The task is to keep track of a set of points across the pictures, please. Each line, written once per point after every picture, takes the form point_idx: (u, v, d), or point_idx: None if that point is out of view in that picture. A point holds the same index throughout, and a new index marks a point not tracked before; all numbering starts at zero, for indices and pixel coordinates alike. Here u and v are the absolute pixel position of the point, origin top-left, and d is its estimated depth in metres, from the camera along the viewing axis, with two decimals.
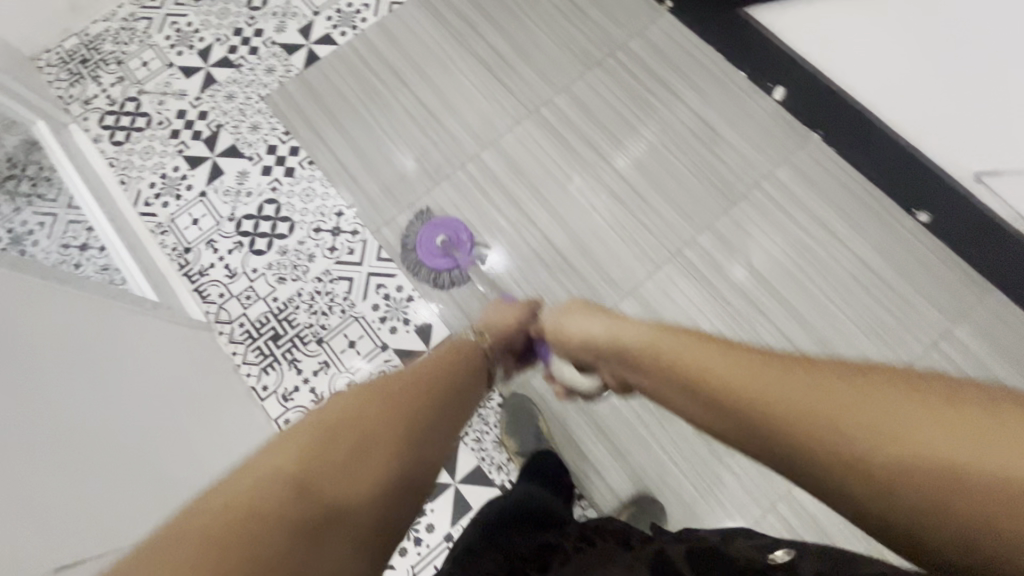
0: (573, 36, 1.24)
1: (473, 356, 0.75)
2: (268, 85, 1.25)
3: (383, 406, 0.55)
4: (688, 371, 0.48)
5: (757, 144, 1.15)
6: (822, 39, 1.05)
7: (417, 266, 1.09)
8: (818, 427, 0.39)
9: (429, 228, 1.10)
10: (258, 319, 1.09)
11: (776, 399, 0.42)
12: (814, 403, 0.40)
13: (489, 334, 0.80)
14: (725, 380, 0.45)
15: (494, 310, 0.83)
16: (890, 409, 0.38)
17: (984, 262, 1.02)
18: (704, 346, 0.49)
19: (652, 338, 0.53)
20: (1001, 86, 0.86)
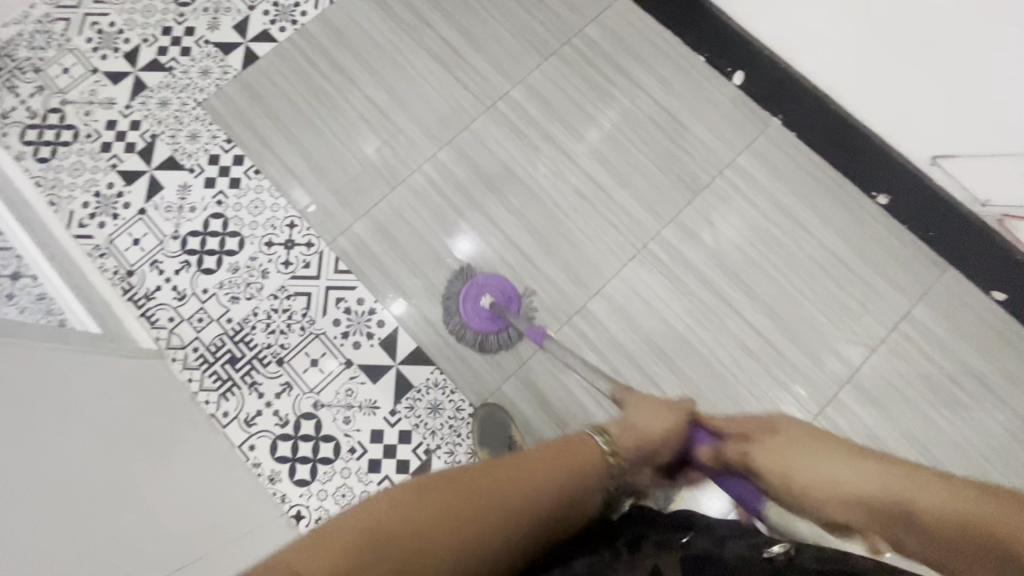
0: (527, 24, 1.19)
1: (593, 463, 0.64)
2: (205, 89, 1.17)
3: (470, 500, 0.52)
4: (833, 490, 0.54)
5: (719, 131, 1.13)
6: (777, 23, 1.04)
7: (463, 332, 1.02)
8: (952, 519, 0.46)
9: (473, 289, 1.03)
10: (212, 342, 1.03)
11: (910, 502, 0.49)
12: (941, 501, 0.47)
13: (624, 452, 0.67)
14: (858, 487, 0.52)
15: (634, 407, 0.73)
16: (1002, 512, 0.44)
17: (942, 242, 1.03)
18: (830, 450, 0.57)
19: (789, 451, 0.59)
20: (950, 69, 0.86)
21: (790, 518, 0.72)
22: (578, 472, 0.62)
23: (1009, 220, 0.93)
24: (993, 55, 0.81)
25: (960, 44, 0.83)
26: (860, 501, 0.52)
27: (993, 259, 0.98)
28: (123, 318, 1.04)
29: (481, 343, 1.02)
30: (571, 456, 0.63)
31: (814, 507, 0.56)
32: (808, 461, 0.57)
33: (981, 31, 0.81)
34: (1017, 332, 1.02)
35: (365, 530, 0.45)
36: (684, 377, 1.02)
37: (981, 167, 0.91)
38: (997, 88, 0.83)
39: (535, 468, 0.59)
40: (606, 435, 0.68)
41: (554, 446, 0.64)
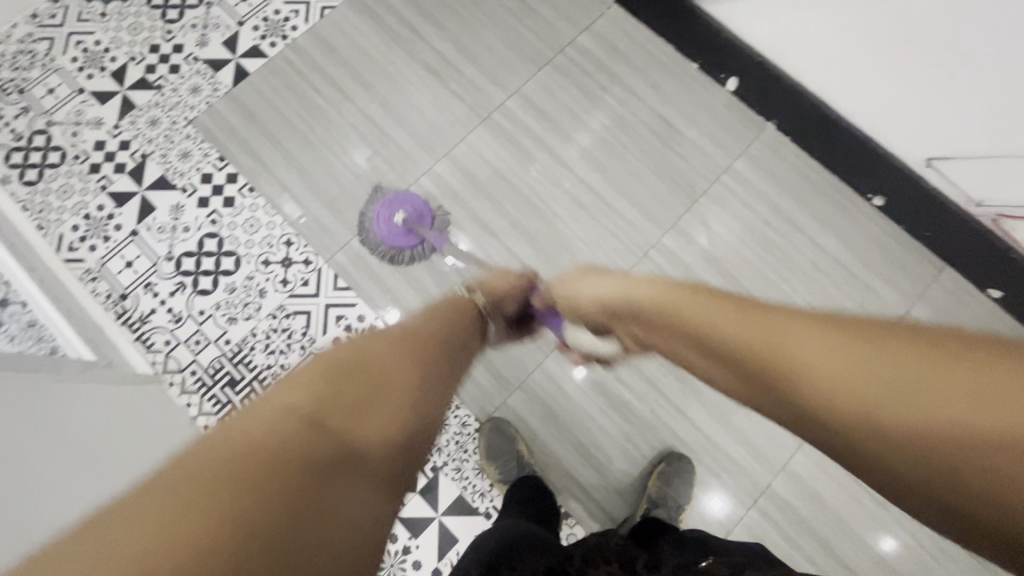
0: (520, 34, 1.19)
1: (467, 313, 0.68)
2: (195, 106, 1.15)
3: (375, 374, 0.47)
4: (697, 331, 0.48)
5: (715, 137, 1.13)
6: (769, 30, 1.04)
7: (378, 246, 1.06)
8: (837, 390, 0.38)
9: (386, 206, 1.06)
10: (211, 365, 1.01)
11: (799, 364, 0.40)
12: (844, 361, 0.39)
13: (489, 297, 0.75)
14: (756, 342, 0.43)
15: (492, 274, 0.78)
16: (915, 375, 0.37)
17: (938, 242, 1.04)
18: (732, 308, 0.46)
19: (680, 299, 0.50)
20: (942, 74, 0.88)
21: (581, 337, 0.71)
22: (448, 329, 0.62)
23: (1006, 220, 0.94)
24: (983, 61, 0.83)
25: (951, 49, 0.85)
26: (730, 347, 0.45)
27: (989, 258, 0.99)
28: (118, 343, 1.01)
29: (401, 258, 1.05)
30: (444, 325, 0.62)
31: (663, 336, 0.52)
32: (610, 287, 0.60)
33: (973, 36, 0.82)
34: (1014, 329, 1.03)
35: (258, 428, 0.38)
36: (689, 384, 1.02)
37: (980, 167, 0.91)
38: (988, 92, 0.84)
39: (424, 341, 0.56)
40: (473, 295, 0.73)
41: (427, 321, 0.61)
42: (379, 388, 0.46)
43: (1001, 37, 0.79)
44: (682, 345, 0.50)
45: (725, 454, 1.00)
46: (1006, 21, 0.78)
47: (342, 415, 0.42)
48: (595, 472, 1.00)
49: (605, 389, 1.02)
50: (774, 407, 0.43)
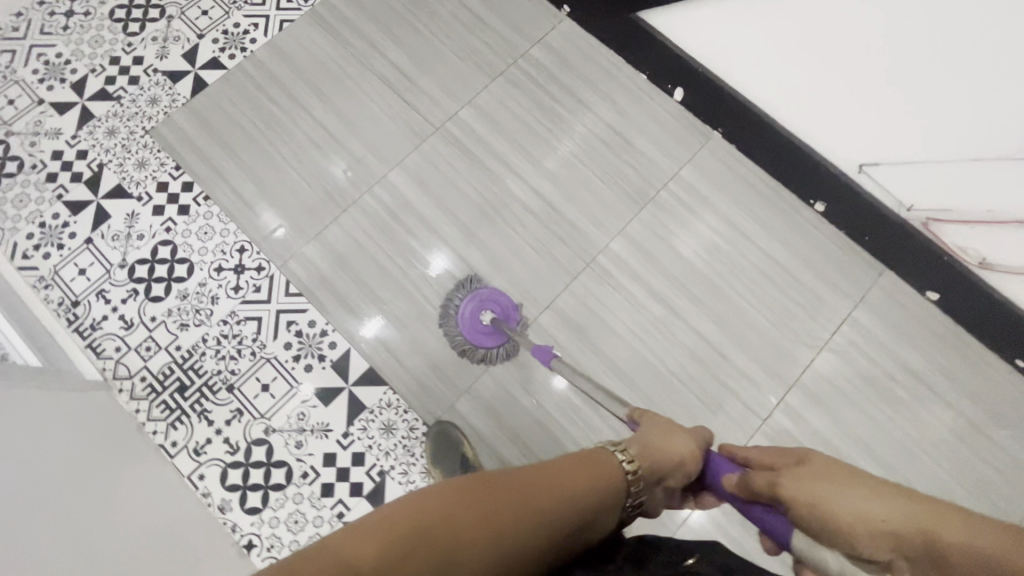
0: (474, 47, 1.22)
1: (617, 482, 0.62)
2: (153, 117, 1.17)
3: (493, 519, 0.51)
4: (764, 501, 0.58)
5: (662, 145, 1.16)
6: (703, 41, 1.07)
7: (454, 335, 1.03)
8: (889, 530, 0.49)
9: (473, 302, 1.04)
10: (161, 371, 1.02)
11: (851, 515, 0.51)
12: (883, 517, 0.49)
13: (648, 462, 0.65)
14: (821, 503, 0.53)
15: (654, 431, 0.70)
16: (930, 522, 0.47)
17: (876, 246, 1.07)
18: (794, 467, 0.57)
19: (764, 473, 0.58)
20: (865, 79, 0.91)
21: (825, 559, 0.55)
22: (599, 478, 0.61)
23: (935, 223, 0.95)
24: (901, 64, 0.86)
25: (872, 54, 0.88)
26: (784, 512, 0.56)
27: (923, 261, 1.02)
28: (69, 350, 1.02)
29: (479, 356, 1.03)
30: (592, 473, 0.61)
31: (757, 510, 0.59)
32: (738, 464, 0.63)
33: (894, 43, 0.85)
34: (951, 330, 1.06)
35: (378, 546, 0.45)
36: (636, 388, 1.04)
37: (905, 171, 0.94)
38: (913, 96, 0.87)
39: (557, 495, 0.56)
40: (627, 452, 0.65)
41: (573, 466, 0.60)
42: (491, 541, 0.50)
43: (917, 44, 0.83)
44: (805, 524, 0.54)
45: None
46: (924, 29, 0.81)
47: (444, 561, 0.47)
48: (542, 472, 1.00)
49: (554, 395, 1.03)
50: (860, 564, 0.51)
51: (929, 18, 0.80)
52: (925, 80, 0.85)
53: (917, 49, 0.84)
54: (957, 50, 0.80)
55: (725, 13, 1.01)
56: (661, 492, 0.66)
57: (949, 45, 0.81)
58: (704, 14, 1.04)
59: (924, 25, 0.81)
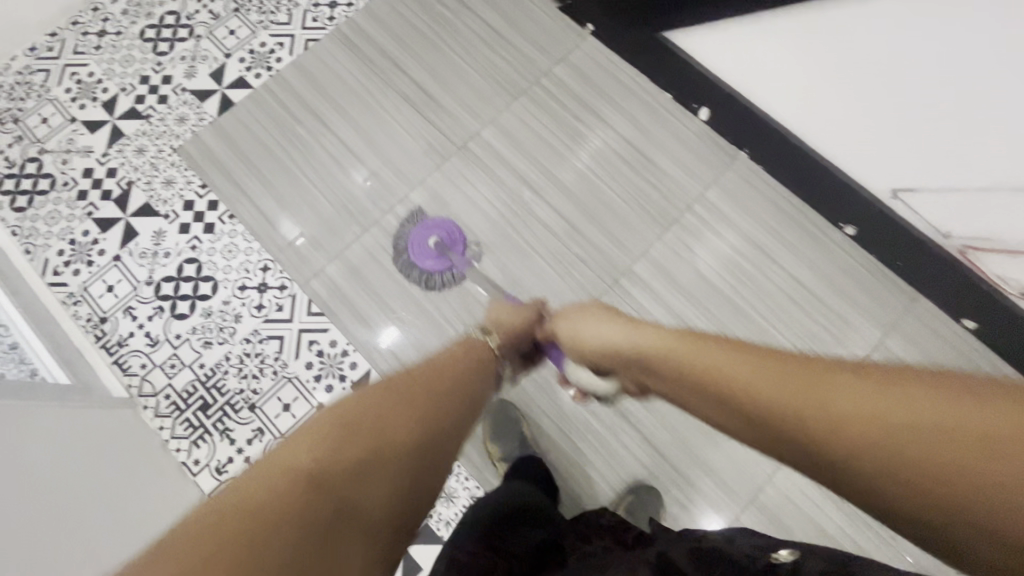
0: (496, 65, 1.22)
1: (475, 368, 0.71)
2: (181, 135, 1.19)
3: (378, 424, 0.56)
4: (662, 362, 0.53)
5: (686, 165, 1.15)
6: (734, 61, 1.05)
7: (409, 268, 1.08)
8: (807, 420, 0.42)
9: (422, 228, 1.08)
10: (185, 389, 1.03)
11: (752, 391, 0.45)
12: (795, 391, 0.43)
13: (499, 334, 0.77)
14: (738, 379, 0.46)
15: (495, 309, 0.80)
16: (859, 416, 0.40)
17: (909, 272, 1.04)
18: (683, 336, 0.53)
19: (656, 338, 0.55)
20: (900, 107, 0.88)
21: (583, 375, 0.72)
22: (465, 371, 0.70)
23: (973, 252, 0.92)
24: (936, 96, 0.83)
25: (905, 83, 0.85)
26: (677, 366, 0.51)
27: (960, 288, 0.98)
28: (96, 367, 1.04)
29: (424, 281, 1.07)
30: (464, 365, 0.71)
31: (647, 374, 0.57)
32: (609, 328, 0.61)
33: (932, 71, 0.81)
34: (989, 360, 1.02)
35: (282, 468, 0.48)
36: (658, 414, 1.02)
37: (942, 201, 0.91)
38: (948, 125, 0.84)
39: (434, 390, 0.64)
40: (488, 333, 0.77)
41: (436, 365, 0.69)
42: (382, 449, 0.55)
43: (957, 73, 0.79)
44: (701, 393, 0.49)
45: (694, 484, 0.99)
46: (959, 62, 0.78)
47: (351, 463, 0.52)
48: (581, 485, 1.00)
49: (573, 418, 1.02)
50: (751, 438, 0.47)
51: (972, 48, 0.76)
52: (963, 109, 0.82)
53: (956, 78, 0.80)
54: (1000, 82, 0.76)
55: (756, 31, 0.98)
56: (511, 350, 0.77)
57: (991, 76, 0.76)
58: (735, 32, 1.01)
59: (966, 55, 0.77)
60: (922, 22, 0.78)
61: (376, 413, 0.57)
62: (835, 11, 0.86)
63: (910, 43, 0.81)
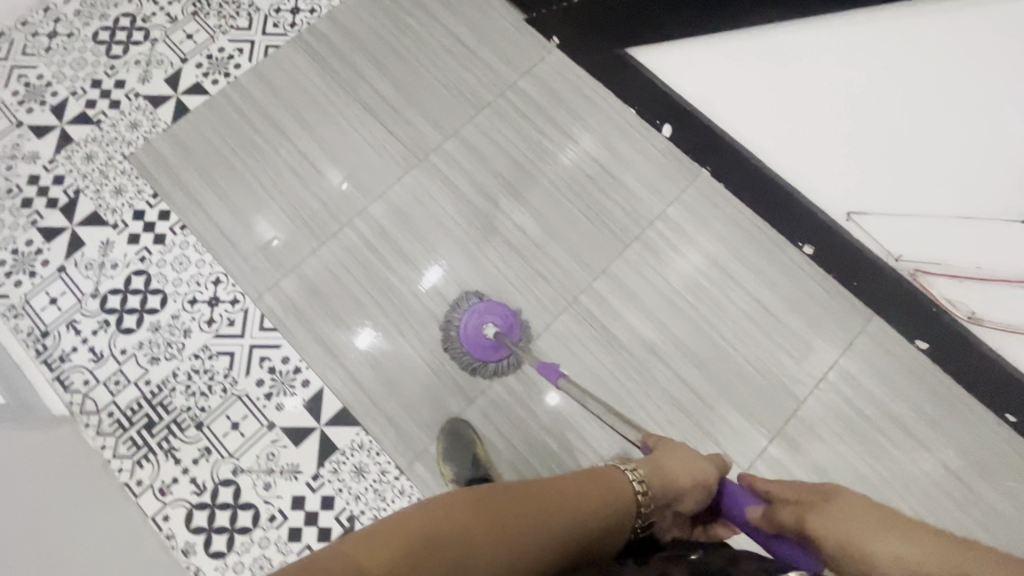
0: (460, 77, 1.20)
1: (624, 502, 0.67)
2: (133, 142, 1.15)
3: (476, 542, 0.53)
4: (819, 546, 0.56)
5: (649, 182, 1.14)
6: (696, 79, 1.05)
7: (463, 356, 1.02)
8: (916, 571, 0.49)
9: (474, 317, 1.03)
10: (129, 406, 1.00)
11: (874, 555, 0.52)
12: (937, 556, 0.49)
13: (658, 492, 0.70)
14: (869, 554, 0.52)
15: (676, 456, 0.76)
16: (967, 556, 0.48)
17: (864, 293, 1.05)
18: (831, 515, 0.57)
19: (819, 515, 0.58)
20: (858, 132, 0.88)
21: None
22: (610, 501, 0.66)
23: (923, 275, 0.93)
24: (895, 122, 0.83)
25: (865, 109, 0.85)
26: (824, 549, 0.55)
27: (912, 310, 0.99)
28: (35, 382, 1.00)
29: (488, 370, 1.02)
30: (606, 496, 0.66)
31: (795, 535, 0.61)
32: (815, 517, 0.58)
33: (903, 99, 0.81)
34: (941, 381, 1.03)
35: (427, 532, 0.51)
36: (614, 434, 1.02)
37: (894, 224, 0.91)
38: (914, 156, 0.84)
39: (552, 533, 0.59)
40: (640, 476, 0.71)
41: (593, 479, 0.67)
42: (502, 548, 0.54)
43: (930, 104, 0.79)
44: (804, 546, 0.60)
45: None
46: (921, 88, 0.79)
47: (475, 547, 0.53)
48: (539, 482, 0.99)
49: (531, 439, 1.01)
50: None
51: (948, 81, 0.76)
52: (929, 140, 0.81)
53: (928, 109, 0.79)
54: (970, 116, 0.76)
55: (731, 46, 0.96)
56: (671, 519, 0.73)
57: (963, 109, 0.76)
58: (709, 47, 0.99)
59: (942, 88, 0.77)
60: (910, 46, 0.77)
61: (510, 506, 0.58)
62: (814, 32, 0.84)
63: (888, 71, 0.80)
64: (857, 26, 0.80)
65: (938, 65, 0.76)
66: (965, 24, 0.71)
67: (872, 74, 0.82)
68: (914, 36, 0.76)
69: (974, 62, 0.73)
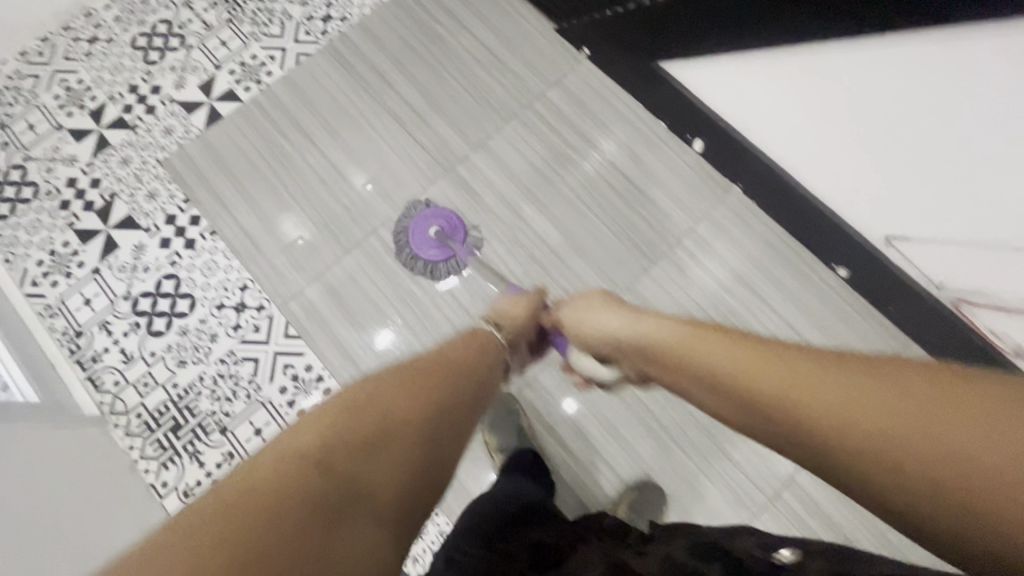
0: (489, 87, 1.20)
1: (492, 352, 0.73)
2: (166, 147, 1.17)
3: (372, 434, 0.53)
4: (742, 395, 0.48)
5: (677, 197, 1.12)
6: (730, 94, 1.03)
7: (413, 261, 1.08)
8: (854, 423, 0.41)
9: (420, 221, 1.09)
10: (156, 409, 1.02)
11: (811, 396, 0.44)
12: (920, 418, 0.39)
13: (508, 328, 0.77)
14: (818, 401, 0.43)
15: (505, 301, 0.81)
16: (945, 407, 0.39)
17: (901, 319, 1.01)
18: (755, 355, 0.49)
19: (712, 345, 0.53)
20: (892, 156, 0.85)
21: (582, 359, 0.75)
22: (457, 362, 0.67)
23: (967, 305, 0.89)
24: (928, 150, 0.80)
25: (898, 134, 0.82)
26: (730, 376, 0.49)
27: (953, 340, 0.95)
28: (68, 381, 1.02)
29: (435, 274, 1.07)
30: (463, 356, 0.69)
31: (721, 402, 0.51)
32: (701, 353, 0.53)
33: (944, 121, 0.76)
34: None
35: (292, 453, 0.48)
36: (634, 453, 1.00)
37: (935, 252, 0.88)
38: (949, 184, 0.80)
39: (424, 393, 0.60)
40: (497, 325, 0.77)
41: (444, 348, 0.70)
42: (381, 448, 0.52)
43: (971, 127, 0.73)
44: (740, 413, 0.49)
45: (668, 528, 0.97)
46: (952, 118, 0.75)
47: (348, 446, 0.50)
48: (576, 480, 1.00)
49: (549, 455, 1.00)
50: (859, 484, 0.42)
51: (990, 103, 0.70)
52: (973, 164, 0.76)
53: (970, 131, 0.74)
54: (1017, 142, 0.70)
55: (762, 65, 0.94)
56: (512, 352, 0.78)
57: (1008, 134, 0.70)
58: (741, 65, 0.97)
59: (980, 115, 0.72)
60: (941, 75, 0.73)
61: (379, 399, 0.56)
62: (848, 51, 0.81)
63: (925, 93, 0.76)
64: (892, 45, 0.75)
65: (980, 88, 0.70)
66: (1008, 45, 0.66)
67: (909, 94, 0.77)
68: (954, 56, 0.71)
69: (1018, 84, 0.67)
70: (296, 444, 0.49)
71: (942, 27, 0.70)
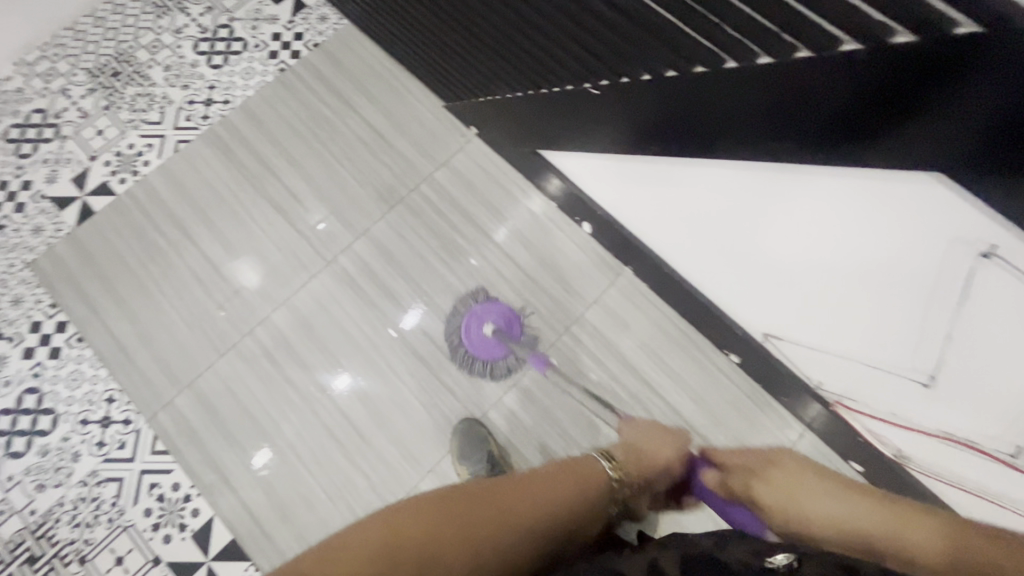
0: (374, 170, 1.16)
1: (599, 486, 0.69)
2: (35, 248, 1.12)
3: (481, 531, 0.54)
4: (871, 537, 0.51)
5: (567, 283, 1.08)
6: (594, 185, 0.99)
7: (470, 361, 1.02)
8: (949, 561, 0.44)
9: (473, 320, 1.02)
10: (12, 539, 0.95)
11: (909, 549, 0.47)
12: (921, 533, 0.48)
13: (629, 471, 0.74)
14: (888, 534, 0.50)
15: (638, 433, 0.80)
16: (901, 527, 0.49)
17: (793, 409, 0.96)
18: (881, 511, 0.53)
19: (801, 492, 0.61)
20: (758, 271, 0.79)
21: None
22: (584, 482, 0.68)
23: (844, 407, 0.84)
24: (786, 269, 0.74)
25: (756, 249, 0.76)
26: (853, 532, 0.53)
27: (842, 436, 0.90)
28: None
29: (489, 369, 1.03)
30: (570, 484, 0.67)
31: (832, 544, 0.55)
32: (827, 503, 0.58)
33: (804, 247, 0.69)
34: None
35: (424, 527, 0.51)
36: None
37: (808, 355, 0.82)
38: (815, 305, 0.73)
39: (545, 499, 0.62)
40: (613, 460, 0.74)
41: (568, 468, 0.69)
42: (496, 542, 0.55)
43: (852, 262, 0.64)
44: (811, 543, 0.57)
45: None
46: (803, 242, 0.68)
47: (473, 527, 0.54)
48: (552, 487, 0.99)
49: None
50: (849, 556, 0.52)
51: (864, 243, 0.61)
52: (844, 293, 0.68)
53: (844, 262, 0.65)
54: (884, 269, 0.61)
55: (632, 166, 0.86)
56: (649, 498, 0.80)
57: (871, 269, 0.63)
58: (606, 161, 0.91)
59: (827, 242, 0.65)
60: (777, 199, 0.67)
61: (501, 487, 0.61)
62: (703, 165, 0.73)
63: (769, 213, 0.70)
64: (750, 160, 0.66)
65: (850, 214, 0.60)
66: (861, 186, 0.56)
67: (784, 217, 0.68)
68: (803, 187, 0.63)
69: (886, 225, 0.57)
70: (434, 509, 0.54)
71: (798, 163, 0.60)
